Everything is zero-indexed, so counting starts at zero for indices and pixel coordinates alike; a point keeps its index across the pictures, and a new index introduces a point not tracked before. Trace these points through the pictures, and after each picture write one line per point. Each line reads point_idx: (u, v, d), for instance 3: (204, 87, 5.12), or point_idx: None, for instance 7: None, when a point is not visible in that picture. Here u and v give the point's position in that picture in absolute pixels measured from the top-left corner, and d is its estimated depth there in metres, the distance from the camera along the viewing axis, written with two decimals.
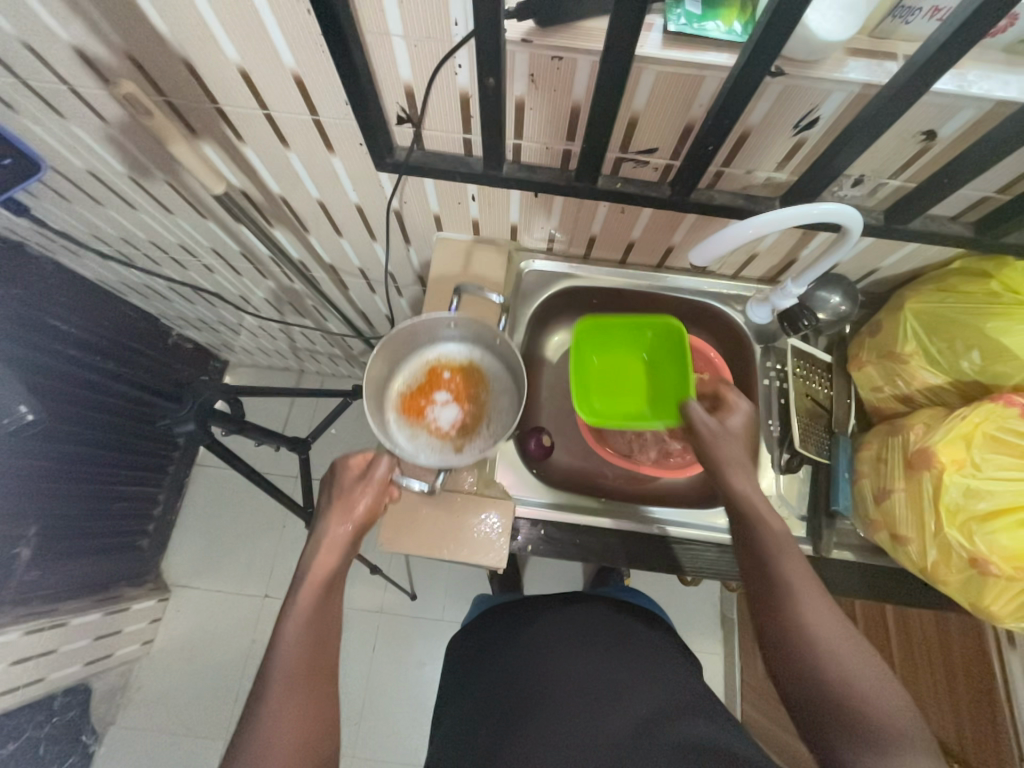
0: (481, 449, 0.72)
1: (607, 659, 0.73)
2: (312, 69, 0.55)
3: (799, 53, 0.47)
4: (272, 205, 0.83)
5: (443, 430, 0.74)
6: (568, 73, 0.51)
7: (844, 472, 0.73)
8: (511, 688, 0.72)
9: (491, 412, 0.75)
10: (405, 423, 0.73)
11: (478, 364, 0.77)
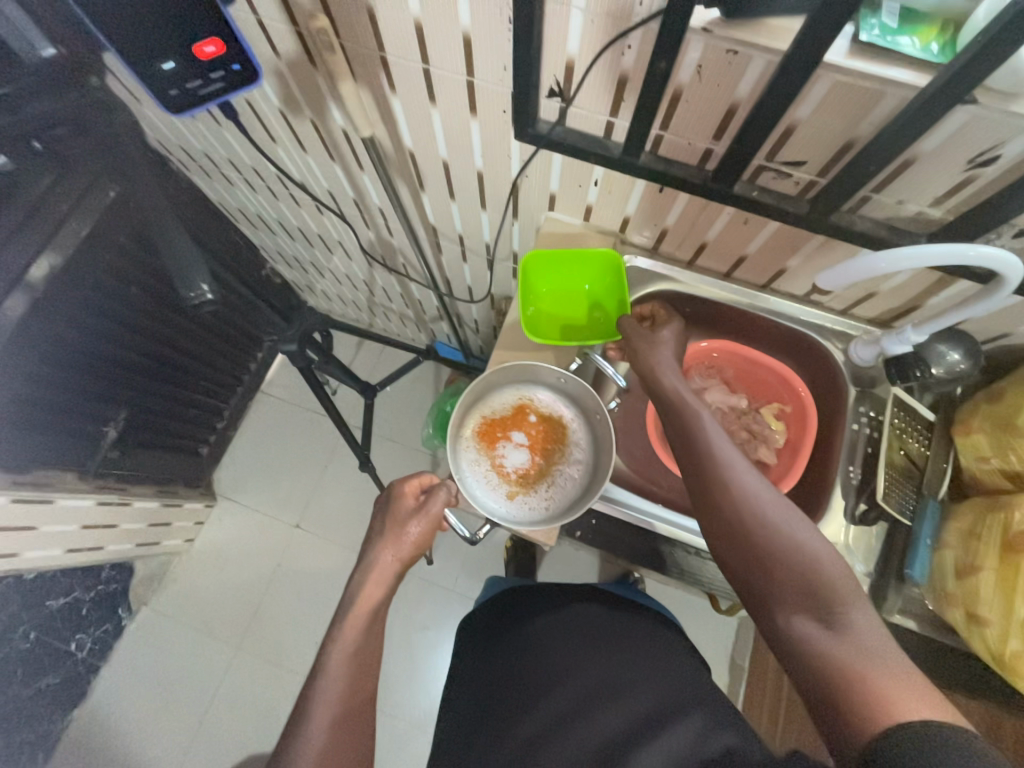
0: (532, 508, 0.73)
1: (622, 664, 0.71)
2: (484, 29, 0.57)
3: (1001, 84, 0.43)
4: (399, 159, 0.87)
5: (505, 469, 0.76)
6: (739, 69, 0.51)
7: (927, 537, 0.69)
8: (519, 665, 0.74)
9: (556, 477, 0.75)
10: (476, 449, 0.76)
11: (567, 425, 0.78)
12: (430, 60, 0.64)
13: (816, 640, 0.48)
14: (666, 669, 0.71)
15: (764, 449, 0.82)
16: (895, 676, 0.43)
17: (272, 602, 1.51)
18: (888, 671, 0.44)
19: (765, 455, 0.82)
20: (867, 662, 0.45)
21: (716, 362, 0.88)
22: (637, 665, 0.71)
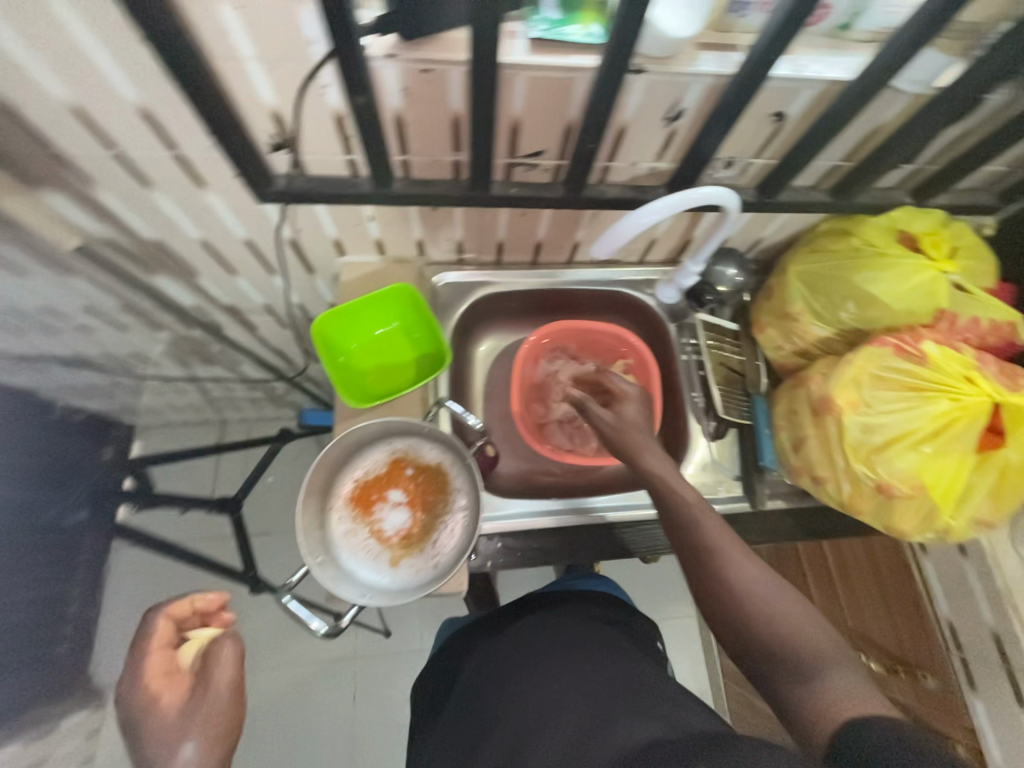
0: (417, 569, 0.68)
1: (581, 661, 0.67)
2: (159, 100, 0.50)
3: (654, 51, 0.50)
4: (148, 252, 0.74)
5: (387, 533, 0.71)
6: (440, 84, 0.50)
7: (765, 428, 0.79)
8: (469, 703, 0.70)
9: (440, 529, 0.70)
10: (349, 515, 0.71)
11: (448, 475, 0.72)
12: (116, 144, 0.55)
13: (796, 702, 0.48)
14: (608, 650, 0.71)
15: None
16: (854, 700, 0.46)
17: None
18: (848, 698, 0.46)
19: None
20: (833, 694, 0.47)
21: (557, 341, 0.90)
22: (576, 655, 0.70)
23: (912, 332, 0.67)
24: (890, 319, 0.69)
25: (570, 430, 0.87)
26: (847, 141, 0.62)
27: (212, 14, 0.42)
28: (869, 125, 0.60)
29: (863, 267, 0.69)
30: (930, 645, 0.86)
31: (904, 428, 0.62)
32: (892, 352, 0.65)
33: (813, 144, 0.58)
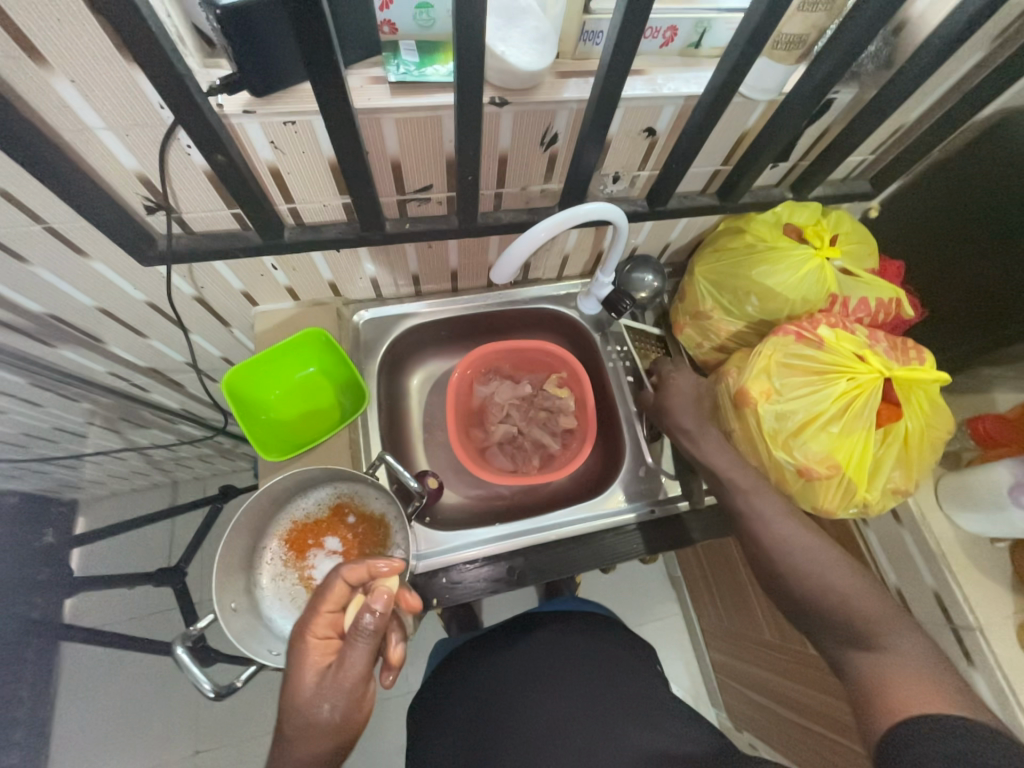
0: None
1: (596, 686, 0.70)
2: (14, 180, 0.48)
3: (513, 83, 0.51)
4: (44, 327, 0.72)
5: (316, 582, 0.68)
6: (308, 134, 0.50)
7: None
8: (479, 719, 0.69)
9: None
10: (281, 557, 0.68)
11: (389, 529, 0.70)
12: None
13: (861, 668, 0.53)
14: (626, 672, 0.73)
15: (562, 418, 0.86)
16: (922, 686, 0.48)
17: None
18: (910, 679, 0.49)
19: (566, 422, 0.86)
20: (894, 674, 0.50)
21: (490, 363, 0.90)
22: (597, 680, 0.71)
23: (810, 317, 0.70)
24: (790, 308, 0.73)
25: (511, 451, 0.87)
26: (719, 148, 0.65)
27: (45, 90, 0.41)
28: (735, 131, 0.63)
29: (758, 261, 0.72)
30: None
31: (812, 411, 0.64)
32: (794, 339, 0.68)
33: (684, 154, 0.61)
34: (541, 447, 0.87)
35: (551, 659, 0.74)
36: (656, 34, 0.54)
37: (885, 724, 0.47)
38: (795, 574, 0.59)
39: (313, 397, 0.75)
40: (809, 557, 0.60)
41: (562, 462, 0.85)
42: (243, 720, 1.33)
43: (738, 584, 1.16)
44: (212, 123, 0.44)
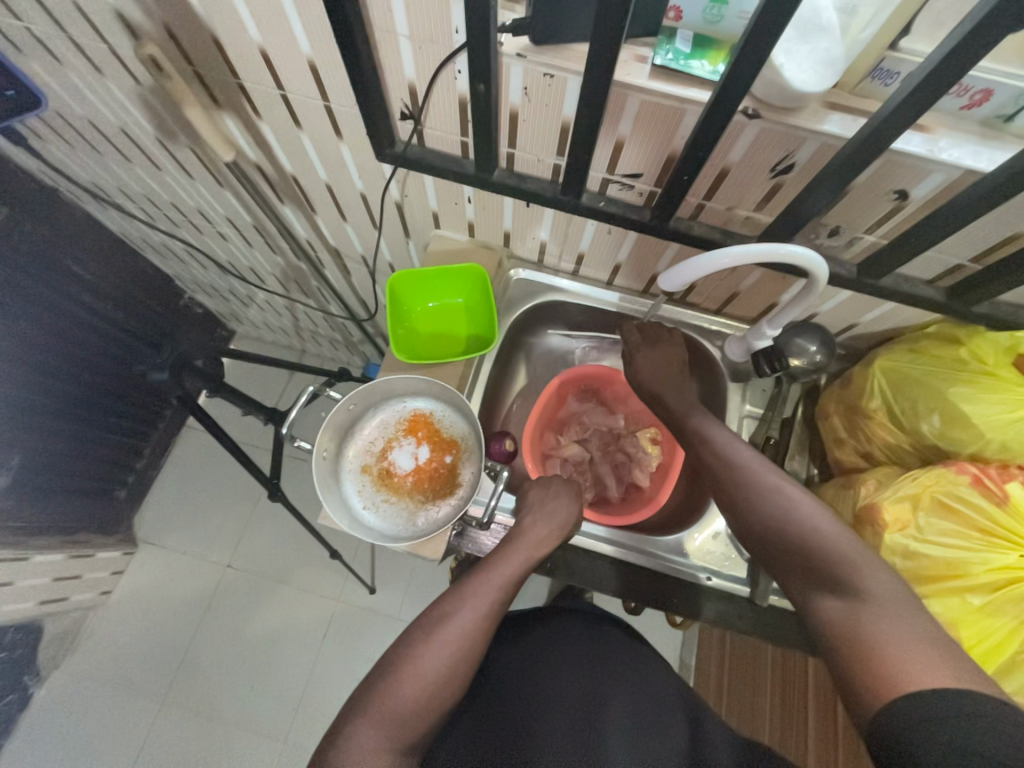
0: (362, 492, 0.72)
1: (627, 677, 0.73)
2: (324, 57, 0.59)
3: (774, 99, 0.49)
4: (282, 181, 0.87)
5: (389, 452, 0.73)
6: (558, 90, 0.54)
7: None
8: (506, 705, 0.69)
9: (402, 502, 0.72)
10: (398, 417, 0.75)
11: (450, 496, 0.71)
12: (283, 85, 0.65)
13: (835, 613, 0.49)
14: (652, 674, 0.75)
15: (637, 471, 0.85)
16: (908, 641, 0.43)
17: (198, 651, 1.46)
18: (911, 647, 0.43)
19: (638, 478, 0.85)
20: (891, 642, 0.44)
21: (595, 384, 0.90)
22: (623, 673, 0.73)
23: (1000, 468, 0.59)
24: (978, 446, 0.61)
25: (572, 472, 0.87)
26: (977, 240, 0.56)
27: None
28: (1007, 228, 0.54)
29: (961, 381, 0.61)
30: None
31: (951, 568, 0.55)
32: (968, 481, 0.57)
33: (930, 231, 0.54)
34: (600, 486, 0.87)
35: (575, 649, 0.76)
36: (963, 93, 0.47)
37: (879, 697, 0.42)
38: (766, 518, 0.56)
39: (453, 326, 0.83)
40: (803, 508, 0.54)
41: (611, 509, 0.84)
42: (266, 564, 1.54)
43: (753, 709, 1.09)
44: (489, 57, 0.49)
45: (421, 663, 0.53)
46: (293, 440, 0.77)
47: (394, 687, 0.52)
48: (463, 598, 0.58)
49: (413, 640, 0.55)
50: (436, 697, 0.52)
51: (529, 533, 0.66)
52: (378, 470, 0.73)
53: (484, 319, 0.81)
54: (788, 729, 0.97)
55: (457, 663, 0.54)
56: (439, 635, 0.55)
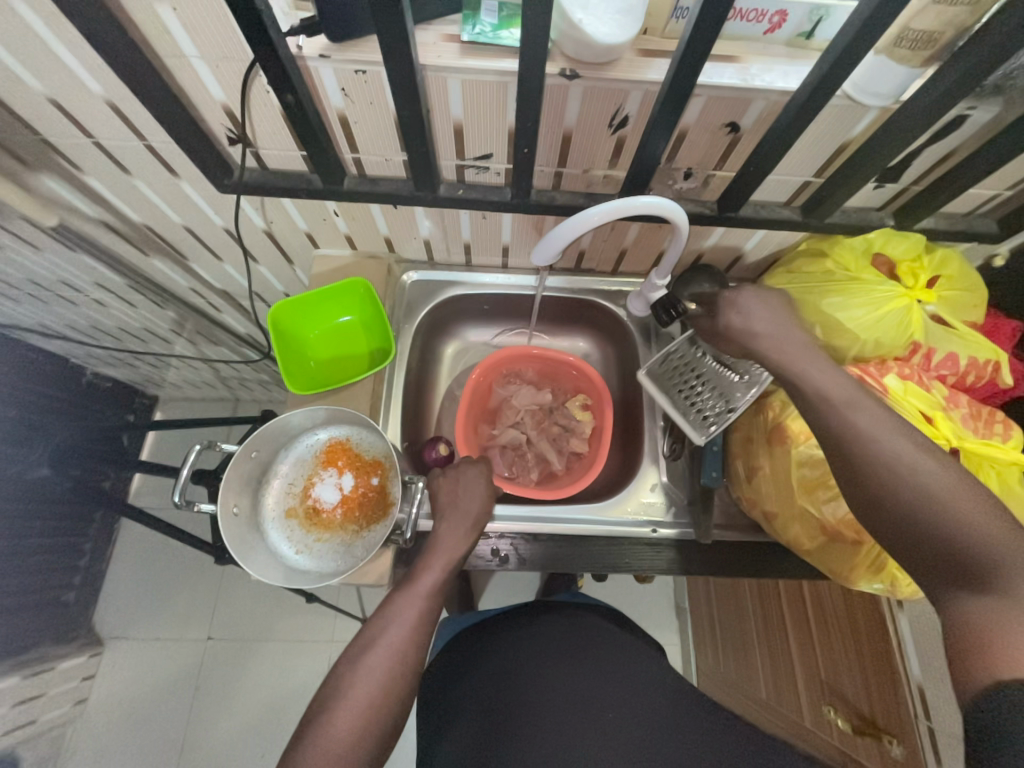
0: (294, 539, 0.69)
1: (608, 665, 0.72)
2: (121, 94, 0.54)
3: (588, 56, 0.49)
4: (139, 233, 0.81)
5: (312, 491, 0.70)
6: (376, 85, 0.52)
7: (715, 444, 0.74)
8: (496, 704, 0.69)
9: (338, 535, 0.69)
10: (314, 451, 0.72)
11: (383, 517, 0.69)
12: (93, 133, 0.60)
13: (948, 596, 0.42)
14: (634, 656, 0.75)
15: (574, 439, 0.86)
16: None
17: (197, 733, 1.39)
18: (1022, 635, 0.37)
19: (577, 446, 0.86)
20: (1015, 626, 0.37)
21: (515, 366, 0.90)
22: (605, 660, 0.73)
23: (879, 364, 0.63)
24: (858, 348, 0.64)
25: (511, 457, 0.86)
26: (813, 156, 0.58)
27: (151, 13, 0.45)
28: (834, 140, 0.56)
29: (832, 290, 0.64)
30: (900, 713, 0.75)
31: None
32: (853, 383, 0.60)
33: (766, 157, 0.55)
34: (544, 463, 0.87)
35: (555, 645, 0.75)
36: (760, 18, 0.48)
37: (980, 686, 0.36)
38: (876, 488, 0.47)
39: (353, 340, 0.79)
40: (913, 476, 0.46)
41: (557, 482, 0.84)
42: (250, 626, 1.48)
43: (743, 637, 1.14)
44: (285, 64, 0.46)
45: (354, 691, 0.52)
46: (192, 506, 0.69)
47: (331, 719, 0.50)
48: (395, 613, 0.58)
49: (344, 670, 0.54)
50: (376, 721, 0.51)
51: (456, 508, 0.67)
52: (303, 512, 0.70)
53: (380, 328, 0.78)
54: (776, 648, 1.03)
55: (392, 680, 0.53)
56: (370, 659, 0.54)
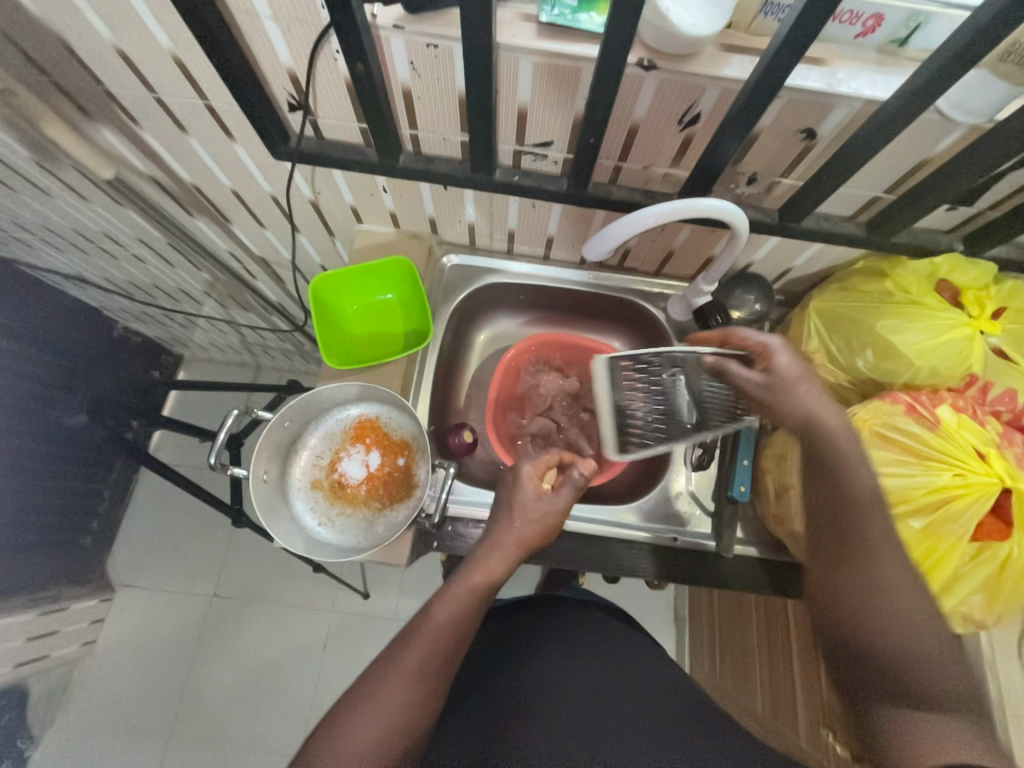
0: (317, 511, 0.70)
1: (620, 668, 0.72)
2: (190, 51, 0.53)
3: (668, 47, 0.47)
4: (185, 192, 0.81)
5: (338, 466, 0.71)
6: (446, 61, 0.50)
7: (744, 458, 0.73)
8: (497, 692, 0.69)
9: (360, 511, 0.70)
10: (343, 426, 0.73)
11: (406, 499, 0.69)
12: (156, 89, 0.60)
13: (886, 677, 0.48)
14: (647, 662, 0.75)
15: None
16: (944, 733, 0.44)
17: (197, 685, 1.43)
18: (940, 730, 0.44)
19: None
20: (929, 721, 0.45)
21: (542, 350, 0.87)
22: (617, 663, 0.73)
23: (931, 393, 0.61)
24: (910, 374, 0.62)
25: (540, 445, 0.85)
26: (888, 171, 0.56)
27: None
28: (914, 155, 0.54)
29: (888, 313, 0.62)
30: None
31: (893, 495, 0.56)
32: (902, 411, 0.59)
33: (840, 169, 0.53)
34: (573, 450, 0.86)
35: (567, 640, 0.75)
36: (855, 21, 0.46)
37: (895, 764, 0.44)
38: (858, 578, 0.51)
39: (391, 322, 0.79)
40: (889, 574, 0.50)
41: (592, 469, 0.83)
42: (255, 589, 1.51)
43: (744, 649, 1.13)
44: (361, 31, 0.45)
45: (406, 666, 0.53)
46: (225, 468, 0.69)
47: (383, 688, 0.52)
48: (448, 596, 0.58)
49: (397, 644, 0.55)
50: (424, 697, 0.52)
51: (524, 510, 0.63)
52: (328, 485, 0.71)
53: (419, 311, 0.78)
54: (777, 664, 1.02)
55: (441, 660, 0.54)
56: (424, 637, 0.55)
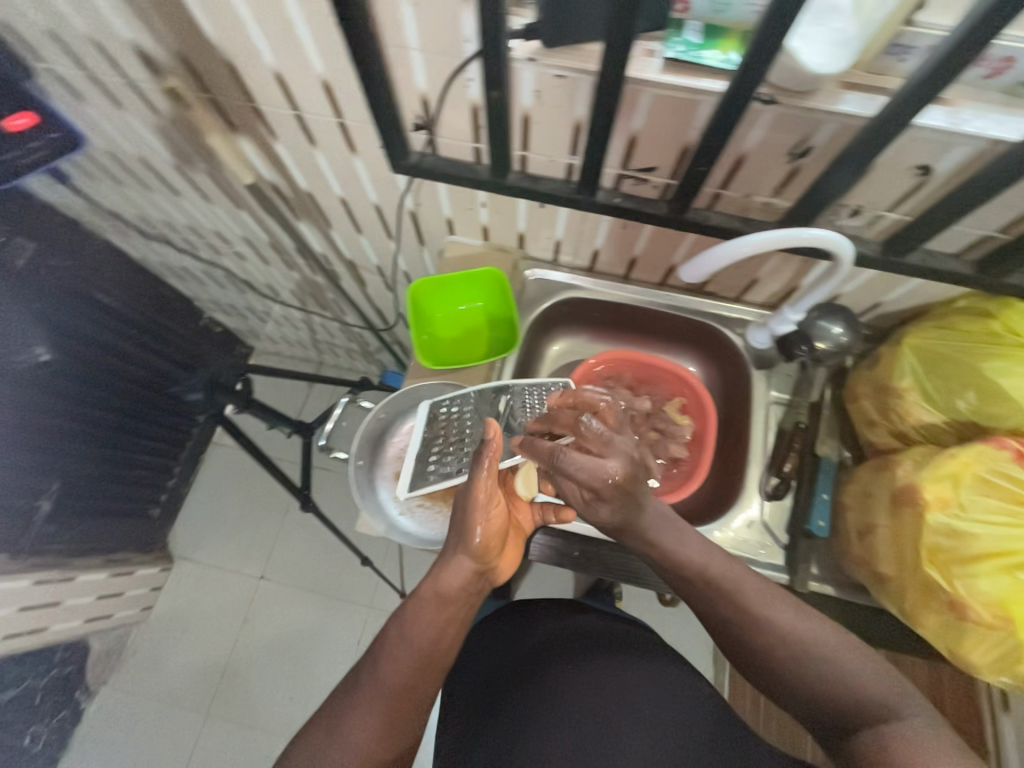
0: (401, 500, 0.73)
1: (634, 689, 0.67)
2: (338, 74, 0.60)
3: (790, 83, 0.49)
4: (296, 198, 0.89)
5: None
6: (570, 90, 0.54)
7: (824, 492, 0.71)
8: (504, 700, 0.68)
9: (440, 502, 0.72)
10: None
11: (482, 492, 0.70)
12: (298, 107, 0.67)
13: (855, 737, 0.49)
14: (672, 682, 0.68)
15: (673, 445, 0.85)
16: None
17: (238, 662, 1.49)
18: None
19: (677, 451, 0.85)
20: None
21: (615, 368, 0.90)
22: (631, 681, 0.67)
23: None
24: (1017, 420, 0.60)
25: None
26: (1006, 210, 0.55)
27: (394, 8, 0.50)
28: None
29: (996, 354, 0.60)
30: None
31: (999, 544, 0.54)
32: (1010, 456, 0.57)
33: (956, 206, 0.53)
34: None
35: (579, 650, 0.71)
36: (985, 64, 0.46)
37: None
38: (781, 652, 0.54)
39: (475, 329, 0.83)
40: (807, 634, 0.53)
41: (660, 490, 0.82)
42: (299, 574, 1.57)
43: None
44: (504, 63, 0.49)
45: (380, 674, 0.54)
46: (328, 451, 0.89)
47: (365, 690, 0.54)
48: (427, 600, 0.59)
49: (378, 647, 0.57)
50: (405, 700, 0.54)
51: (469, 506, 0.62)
52: None
53: (504, 317, 0.82)
54: None
55: (416, 664, 0.55)
56: (398, 642, 0.56)
